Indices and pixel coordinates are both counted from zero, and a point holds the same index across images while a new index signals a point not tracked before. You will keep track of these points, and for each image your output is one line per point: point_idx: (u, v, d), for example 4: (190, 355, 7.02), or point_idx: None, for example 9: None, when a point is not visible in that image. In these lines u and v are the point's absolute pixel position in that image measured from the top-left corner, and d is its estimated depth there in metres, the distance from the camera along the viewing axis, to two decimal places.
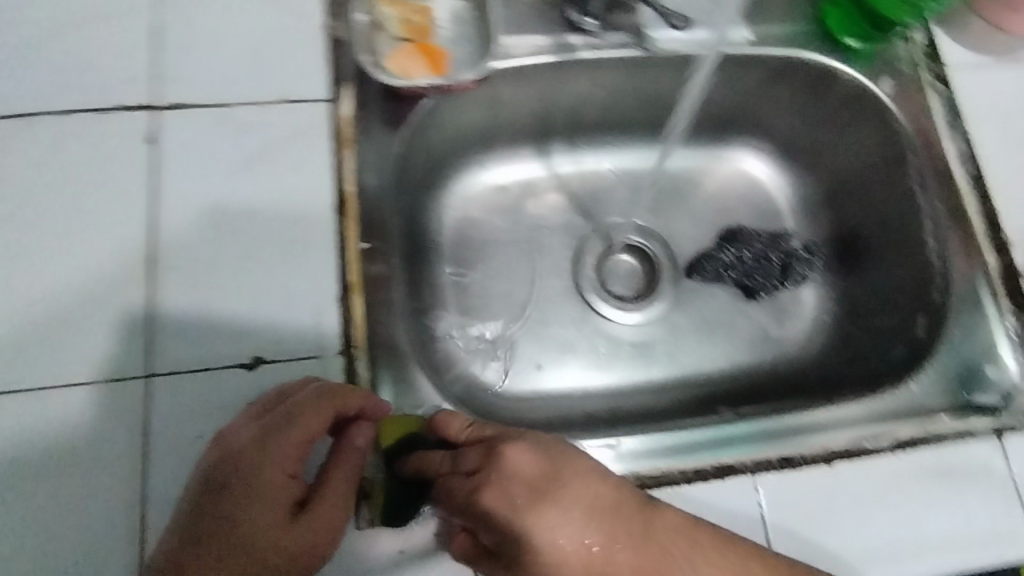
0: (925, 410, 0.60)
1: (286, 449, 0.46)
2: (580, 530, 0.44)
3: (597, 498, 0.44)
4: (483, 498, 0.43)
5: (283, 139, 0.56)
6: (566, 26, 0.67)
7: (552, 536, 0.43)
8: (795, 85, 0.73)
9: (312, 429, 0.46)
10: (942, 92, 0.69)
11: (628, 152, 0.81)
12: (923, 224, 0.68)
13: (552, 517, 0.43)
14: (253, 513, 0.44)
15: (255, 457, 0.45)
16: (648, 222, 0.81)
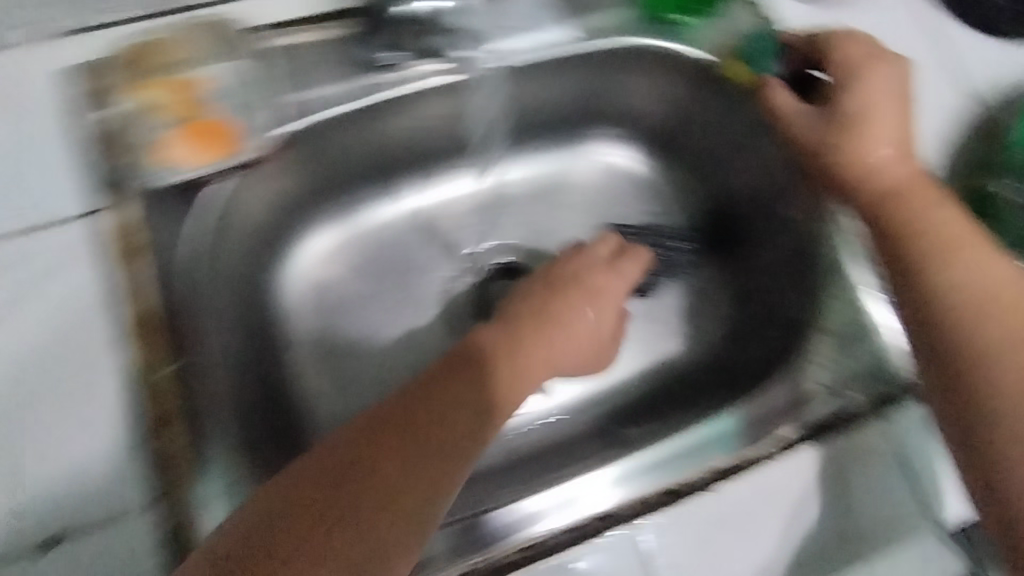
0: (816, 393, 0.57)
1: (540, 325, 0.56)
2: (889, 123, 0.59)
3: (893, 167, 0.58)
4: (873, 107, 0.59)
5: (52, 270, 0.50)
6: (371, 63, 0.61)
7: (878, 153, 0.58)
8: (640, 66, 0.68)
9: (584, 284, 0.61)
10: (785, 54, 0.64)
11: (490, 166, 0.76)
12: (795, 187, 0.66)
13: (887, 128, 0.59)
14: (461, 395, 0.48)
15: (542, 314, 0.57)
16: (520, 238, 0.76)
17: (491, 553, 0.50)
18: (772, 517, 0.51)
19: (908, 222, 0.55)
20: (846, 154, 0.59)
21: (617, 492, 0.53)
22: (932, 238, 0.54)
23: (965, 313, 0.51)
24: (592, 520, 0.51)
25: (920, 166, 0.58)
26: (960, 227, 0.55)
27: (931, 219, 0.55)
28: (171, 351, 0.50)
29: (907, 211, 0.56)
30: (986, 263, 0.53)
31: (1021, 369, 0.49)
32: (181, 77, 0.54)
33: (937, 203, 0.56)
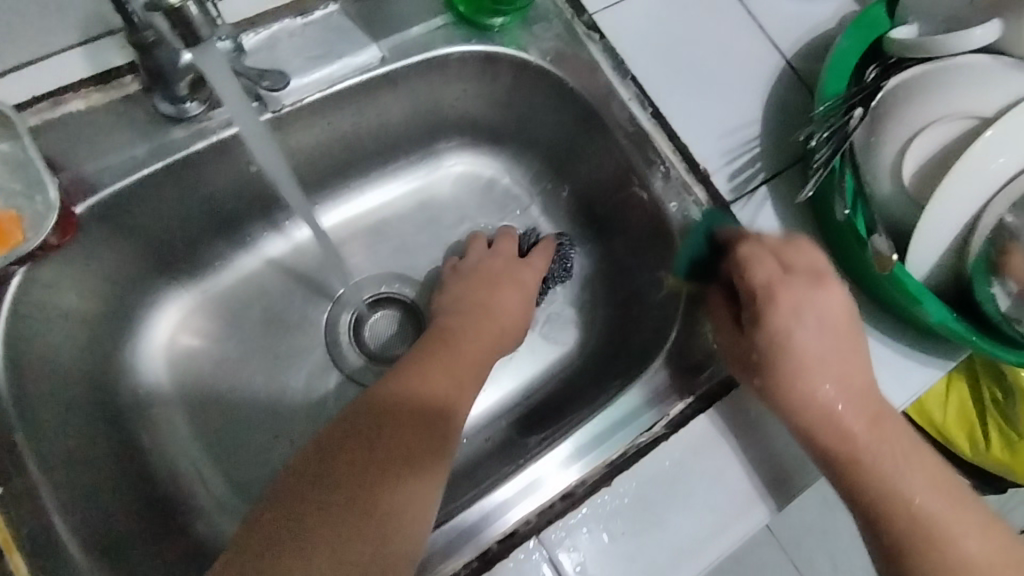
0: (696, 368, 0.56)
1: (468, 336, 0.59)
2: (801, 321, 0.51)
3: (830, 323, 0.52)
4: (784, 301, 0.51)
5: None
6: (163, 119, 0.54)
7: (800, 340, 0.51)
8: (465, 76, 0.66)
9: (507, 277, 0.66)
10: (598, 39, 0.64)
11: (345, 199, 0.72)
12: (637, 170, 0.63)
13: (805, 328, 0.51)
14: (410, 391, 0.51)
15: (465, 320, 0.61)
16: (389, 266, 0.73)
17: (465, 553, 0.50)
18: (666, 500, 0.51)
19: (797, 389, 0.50)
20: (769, 340, 0.51)
21: (564, 475, 0.53)
22: (878, 459, 0.49)
23: (852, 456, 0.49)
24: (492, 545, 0.50)
25: (794, 292, 0.52)
26: (848, 390, 0.51)
27: (817, 373, 0.50)
28: None
29: (798, 384, 0.50)
30: (849, 400, 0.50)
31: (926, 495, 0.48)
32: None
33: (803, 330, 0.51)
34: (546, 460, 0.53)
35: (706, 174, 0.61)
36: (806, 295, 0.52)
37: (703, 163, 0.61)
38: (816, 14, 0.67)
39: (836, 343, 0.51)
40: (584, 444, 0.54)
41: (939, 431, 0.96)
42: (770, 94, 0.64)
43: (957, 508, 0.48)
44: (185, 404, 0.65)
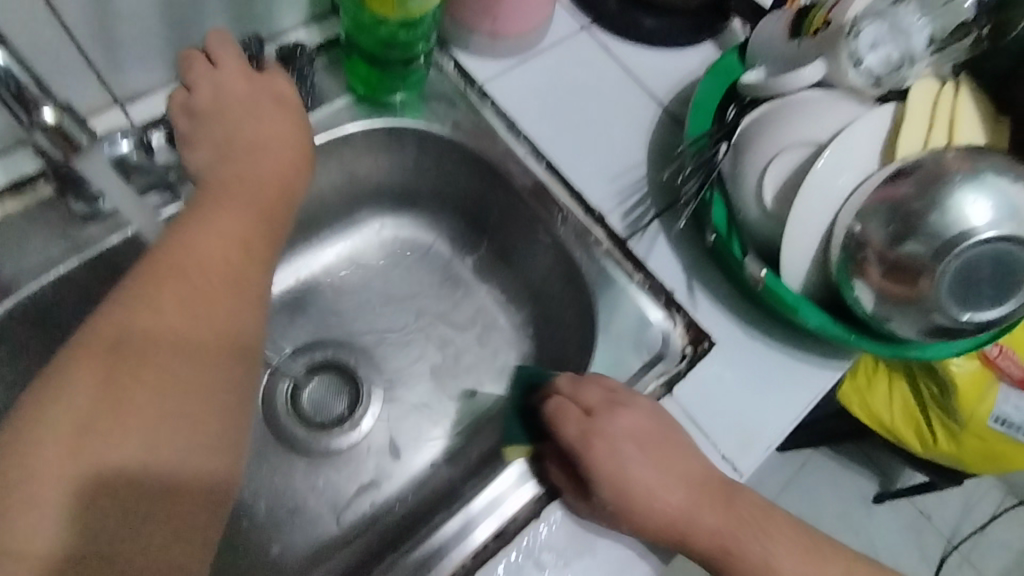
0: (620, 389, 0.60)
1: (237, 203, 0.53)
2: (621, 454, 0.53)
3: (642, 440, 0.53)
4: (605, 437, 0.53)
5: None
6: (77, 219, 0.58)
7: (631, 475, 0.52)
8: (371, 149, 0.71)
9: (266, 158, 0.56)
10: (490, 104, 0.69)
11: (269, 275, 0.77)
12: (540, 215, 0.68)
13: (633, 461, 0.53)
14: (161, 382, 0.44)
15: (212, 215, 0.52)
16: (320, 333, 0.78)
17: None
18: (593, 526, 0.54)
19: (653, 514, 0.52)
20: (606, 480, 0.52)
21: (522, 493, 0.55)
22: (740, 547, 0.52)
23: (725, 560, 0.52)
24: None
25: (603, 430, 0.53)
26: (695, 498, 0.52)
27: (660, 498, 0.52)
28: None
29: (653, 512, 0.52)
30: (701, 506, 0.52)
31: (793, 558, 0.53)
32: None
33: (631, 463, 0.52)
34: (506, 474, 0.56)
35: (600, 216, 0.66)
36: (615, 424, 0.53)
37: (596, 206, 0.67)
38: (683, 64, 0.75)
39: (665, 459, 0.53)
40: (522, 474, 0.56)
41: (887, 430, 0.98)
42: (651, 138, 0.71)
43: (811, 563, 0.54)
44: None
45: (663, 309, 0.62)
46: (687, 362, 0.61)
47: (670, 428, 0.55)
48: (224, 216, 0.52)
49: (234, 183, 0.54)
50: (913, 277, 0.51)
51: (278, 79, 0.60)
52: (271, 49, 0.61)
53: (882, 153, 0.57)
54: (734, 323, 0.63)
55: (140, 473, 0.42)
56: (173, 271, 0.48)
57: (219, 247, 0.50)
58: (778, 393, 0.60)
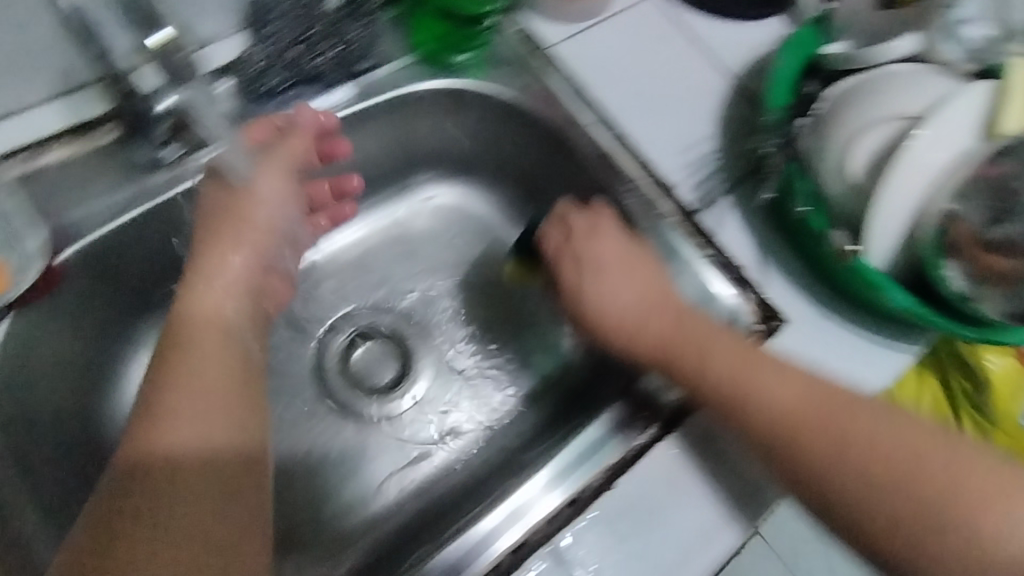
0: None
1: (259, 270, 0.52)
2: (602, 285, 0.58)
3: (635, 291, 0.57)
4: (602, 292, 0.58)
5: None
6: (140, 167, 0.56)
7: (594, 287, 0.58)
8: (431, 111, 0.69)
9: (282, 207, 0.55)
10: (558, 69, 0.67)
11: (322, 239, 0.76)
12: (605, 185, 0.66)
13: (608, 280, 0.58)
14: (212, 398, 0.43)
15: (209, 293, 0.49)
16: (370, 299, 0.76)
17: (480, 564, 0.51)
18: (666, 498, 0.52)
19: (682, 375, 0.53)
20: (591, 319, 0.58)
21: (547, 501, 0.53)
22: (774, 395, 0.49)
23: (796, 435, 0.47)
24: (506, 558, 0.51)
25: (599, 278, 0.58)
26: (673, 330, 0.54)
27: (707, 353, 0.52)
28: None
29: (616, 331, 0.57)
30: (740, 365, 0.51)
31: (888, 443, 0.46)
32: None
33: (609, 293, 0.58)
34: (528, 486, 0.54)
35: (669, 187, 0.64)
36: (606, 282, 0.58)
37: (665, 177, 0.65)
38: (757, 37, 0.72)
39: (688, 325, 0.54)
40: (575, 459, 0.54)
41: None
42: (721, 111, 0.69)
43: (903, 428, 0.46)
44: None
45: (732, 285, 0.60)
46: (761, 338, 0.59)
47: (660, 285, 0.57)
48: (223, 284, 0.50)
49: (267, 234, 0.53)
50: (1002, 252, 0.54)
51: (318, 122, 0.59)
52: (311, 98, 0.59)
53: (982, 129, 0.53)
54: (805, 303, 0.61)
55: (184, 470, 0.40)
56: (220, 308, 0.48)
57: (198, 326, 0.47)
58: (850, 374, 0.59)
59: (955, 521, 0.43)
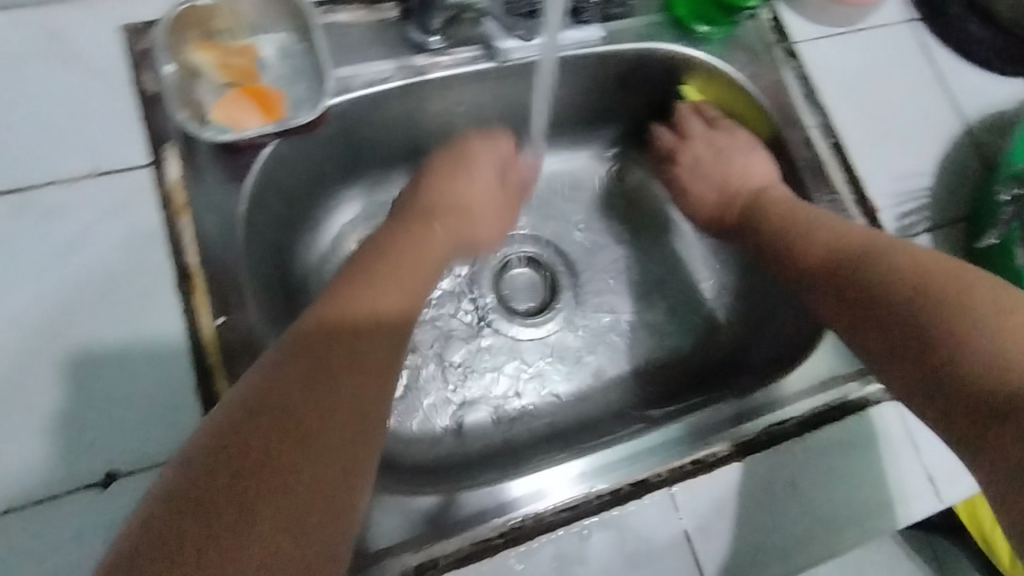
0: (839, 377, 0.59)
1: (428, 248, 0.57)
2: (698, 157, 0.73)
3: (725, 170, 0.70)
4: (682, 173, 0.74)
5: (99, 219, 0.50)
6: (408, 47, 0.62)
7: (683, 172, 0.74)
8: (658, 73, 0.71)
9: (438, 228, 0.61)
10: (794, 66, 0.69)
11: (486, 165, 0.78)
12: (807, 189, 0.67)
13: (702, 179, 0.73)
14: (362, 334, 0.44)
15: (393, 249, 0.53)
16: (537, 229, 0.79)
17: (601, 491, 0.53)
18: (785, 485, 0.55)
19: (765, 225, 0.63)
20: (681, 185, 0.75)
21: (567, 491, 0.52)
22: (815, 228, 0.58)
23: (832, 277, 0.54)
24: (627, 486, 0.53)
25: (689, 152, 0.73)
26: (755, 193, 0.67)
27: (775, 209, 0.63)
28: (212, 306, 0.50)
29: (696, 201, 0.73)
30: (804, 213, 0.60)
31: (912, 262, 0.50)
32: (231, 46, 0.56)
33: (706, 161, 0.72)
34: (553, 471, 0.53)
35: (873, 210, 0.65)
36: (692, 153, 0.73)
37: (872, 199, 0.65)
38: (1000, 91, 0.70)
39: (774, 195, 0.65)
40: (678, 436, 0.56)
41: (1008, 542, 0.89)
42: (943, 154, 0.67)
43: (926, 258, 0.50)
44: None
45: None
46: None
47: (753, 155, 0.69)
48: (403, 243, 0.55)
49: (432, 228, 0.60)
50: None
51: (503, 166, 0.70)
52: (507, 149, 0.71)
53: None
54: None
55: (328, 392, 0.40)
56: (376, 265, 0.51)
57: (386, 261, 0.52)
58: None
59: (957, 312, 0.45)
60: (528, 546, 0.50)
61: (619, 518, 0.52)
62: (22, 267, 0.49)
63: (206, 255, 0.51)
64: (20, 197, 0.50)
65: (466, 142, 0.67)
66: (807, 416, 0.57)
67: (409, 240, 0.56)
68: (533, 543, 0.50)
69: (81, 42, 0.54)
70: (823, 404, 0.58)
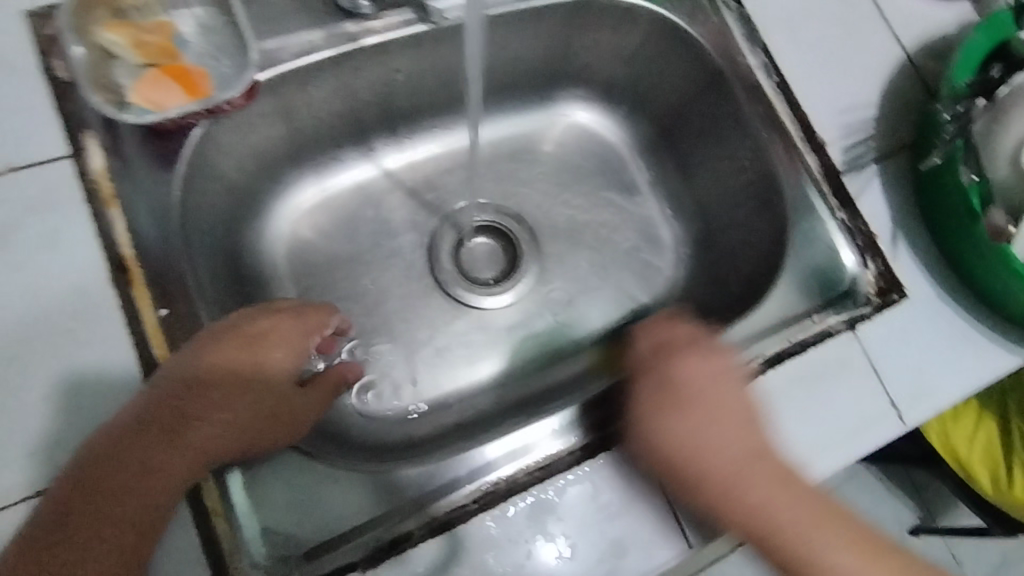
0: (799, 314, 0.61)
1: (216, 400, 0.46)
2: (676, 439, 0.50)
3: (730, 465, 0.49)
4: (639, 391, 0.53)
5: (24, 218, 0.48)
6: (337, 14, 0.60)
7: (669, 431, 0.50)
8: (598, 25, 0.70)
9: (233, 361, 0.48)
10: (734, 8, 0.68)
11: (441, 136, 0.76)
12: (755, 132, 0.67)
13: (675, 419, 0.50)
14: (133, 480, 0.42)
15: (176, 402, 0.44)
16: (493, 197, 0.78)
17: (571, 447, 0.53)
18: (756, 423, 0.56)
19: (682, 471, 0.49)
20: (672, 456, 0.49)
21: (551, 446, 0.53)
22: (783, 543, 0.47)
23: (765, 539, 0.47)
24: (596, 441, 0.53)
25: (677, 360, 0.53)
26: (741, 459, 0.49)
27: (711, 407, 0.51)
28: (154, 298, 0.49)
29: (646, 433, 0.51)
30: (780, 502, 0.47)
31: None
32: (147, 26, 0.53)
33: (667, 418, 0.50)
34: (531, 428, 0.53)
35: (822, 145, 0.65)
36: (656, 411, 0.51)
37: (821, 134, 0.65)
38: (940, 13, 0.70)
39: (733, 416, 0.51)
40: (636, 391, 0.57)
41: (957, 465, 0.83)
42: (887, 83, 0.68)
43: None
44: (300, 289, 0.70)
45: (857, 254, 0.63)
46: (873, 306, 0.61)
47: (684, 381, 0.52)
48: (201, 395, 0.46)
49: (169, 444, 0.43)
50: None
51: (280, 344, 0.51)
52: (302, 314, 0.54)
53: None
54: (927, 282, 0.62)
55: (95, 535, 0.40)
56: (160, 411, 0.44)
57: (186, 403, 0.45)
58: (959, 361, 0.60)
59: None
60: (502, 508, 0.49)
61: (592, 472, 0.51)
62: None
63: (141, 248, 0.50)
64: None
65: (292, 308, 0.54)
66: (771, 354, 0.58)
67: (220, 365, 0.47)
68: (507, 504, 0.49)
69: None
70: (787, 340, 0.59)
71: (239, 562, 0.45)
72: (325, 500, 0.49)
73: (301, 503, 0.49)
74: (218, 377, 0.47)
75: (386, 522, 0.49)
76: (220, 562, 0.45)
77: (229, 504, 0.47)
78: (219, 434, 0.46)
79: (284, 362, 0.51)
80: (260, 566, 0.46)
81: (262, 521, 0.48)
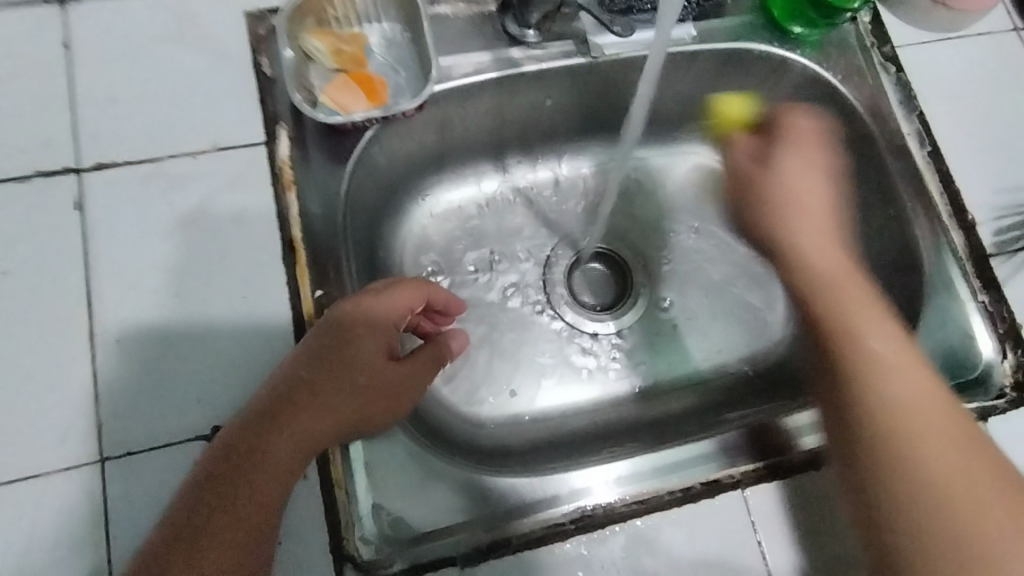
0: None
1: (329, 373, 0.47)
2: (801, 174, 0.61)
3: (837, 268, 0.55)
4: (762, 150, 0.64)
5: (214, 191, 0.54)
6: (505, 40, 0.64)
7: (792, 177, 0.61)
8: (747, 74, 0.70)
9: (345, 335, 0.48)
10: (893, 73, 0.67)
11: (573, 161, 0.79)
12: (899, 200, 0.65)
13: (796, 166, 0.61)
14: (254, 459, 0.43)
15: (295, 377, 0.46)
16: (614, 226, 0.79)
17: (673, 486, 0.53)
18: None
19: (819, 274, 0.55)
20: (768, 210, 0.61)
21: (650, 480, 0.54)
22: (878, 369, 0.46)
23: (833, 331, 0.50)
24: (698, 485, 0.53)
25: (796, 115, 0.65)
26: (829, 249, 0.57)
27: (798, 173, 0.61)
28: (312, 279, 0.54)
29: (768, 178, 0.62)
30: (868, 322, 0.50)
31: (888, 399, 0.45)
32: (342, 34, 0.59)
33: (788, 162, 0.62)
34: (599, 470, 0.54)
35: (971, 224, 0.63)
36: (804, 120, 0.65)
37: (971, 213, 0.63)
38: None
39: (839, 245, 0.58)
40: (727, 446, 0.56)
41: None
42: None
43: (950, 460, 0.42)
44: None
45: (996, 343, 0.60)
46: (1010, 400, 0.58)
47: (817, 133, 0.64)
48: (313, 370, 0.47)
49: (281, 418, 0.45)
50: None
51: (392, 315, 0.51)
52: (414, 288, 0.53)
53: None
54: None
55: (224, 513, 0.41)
56: (280, 388, 0.46)
57: (298, 377, 0.47)
58: None
59: (942, 524, 0.39)
60: (599, 534, 0.51)
61: (690, 517, 0.52)
62: (146, 231, 0.53)
63: (307, 231, 0.55)
64: (149, 166, 0.54)
65: (410, 280, 0.54)
66: None
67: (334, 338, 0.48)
68: (604, 531, 0.51)
69: (208, 24, 0.58)
70: None
71: (353, 535, 0.49)
72: (435, 492, 0.52)
73: (412, 489, 0.52)
74: (330, 354, 0.48)
75: (488, 525, 0.51)
76: (338, 533, 0.49)
77: (350, 478, 0.51)
78: (329, 406, 0.47)
79: (394, 333, 0.51)
80: (371, 543, 0.49)
81: (376, 500, 0.51)
